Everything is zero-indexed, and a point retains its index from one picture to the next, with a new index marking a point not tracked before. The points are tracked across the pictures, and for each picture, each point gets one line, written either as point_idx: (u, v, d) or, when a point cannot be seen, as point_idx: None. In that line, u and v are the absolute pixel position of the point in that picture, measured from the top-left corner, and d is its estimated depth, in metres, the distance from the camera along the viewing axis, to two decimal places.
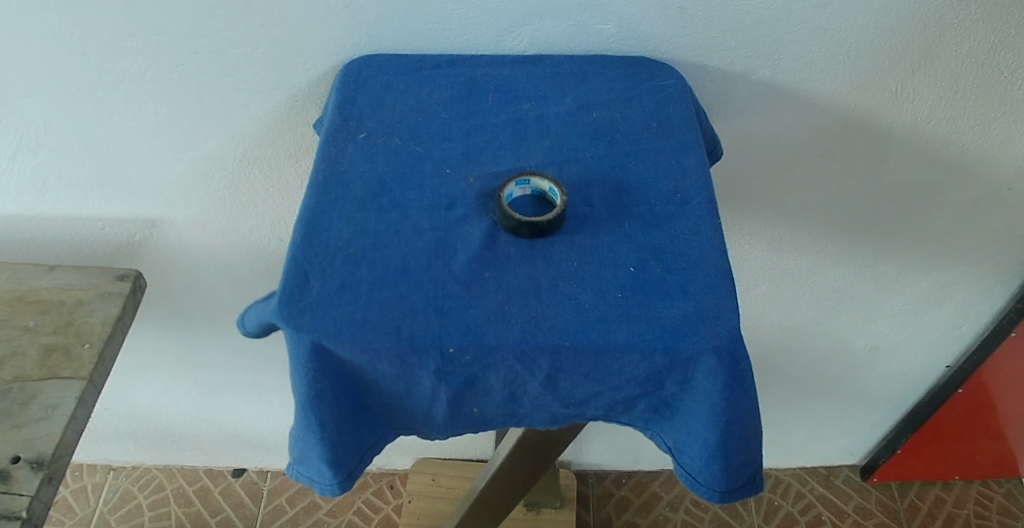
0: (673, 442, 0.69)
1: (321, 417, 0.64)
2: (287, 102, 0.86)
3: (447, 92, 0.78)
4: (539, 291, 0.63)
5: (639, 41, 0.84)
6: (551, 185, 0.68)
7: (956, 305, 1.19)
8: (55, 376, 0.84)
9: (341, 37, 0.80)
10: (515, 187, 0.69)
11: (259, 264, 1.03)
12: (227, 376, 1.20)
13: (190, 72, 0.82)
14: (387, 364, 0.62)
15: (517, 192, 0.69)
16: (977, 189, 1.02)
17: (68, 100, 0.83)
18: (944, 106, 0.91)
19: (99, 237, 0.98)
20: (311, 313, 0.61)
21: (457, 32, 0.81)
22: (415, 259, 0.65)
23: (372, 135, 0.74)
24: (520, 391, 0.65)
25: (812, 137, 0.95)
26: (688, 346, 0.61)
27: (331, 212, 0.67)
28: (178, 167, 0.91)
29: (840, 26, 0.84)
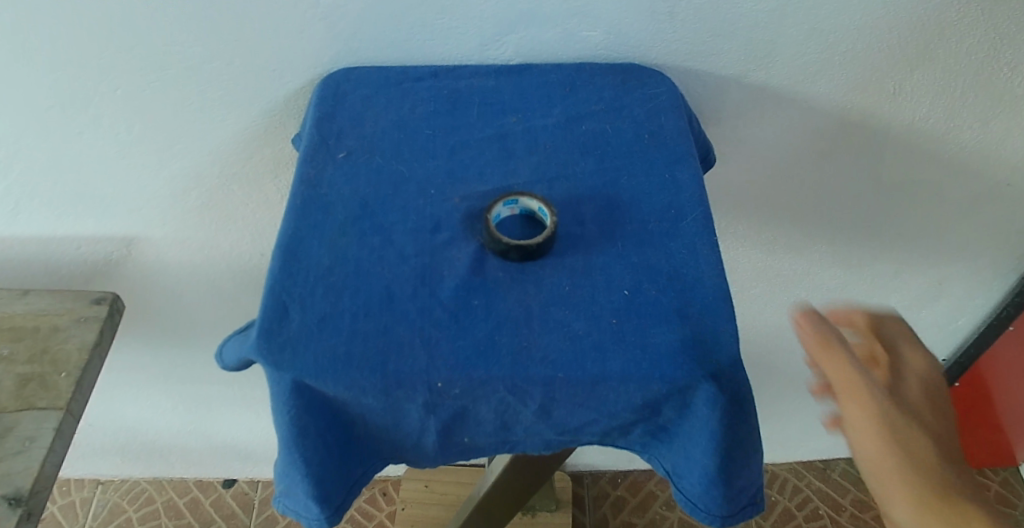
0: (672, 466, 0.67)
1: (306, 453, 0.62)
2: (264, 116, 0.82)
3: (431, 106, 0.76)
4: (529, 320, 0.61)
5: (628, 47, 0.81)
6: (541, 205, 0.66)
7: (954, 300, 1.17)
8: (31, 406, 0.81)
9: (320, 50, 0.78)
10: (503, 207, 0.67)
11: (241, 278, 1.00)
12: (214, 390, 1.18)
13: (164, 89, 0.79)
14: (373, 399, 0.59)
15: (505, 212, 0.67)
16: (974, 186, 1.00)
17: (36, 119, 0.80)
18: (942, 105, 0.89)
19: (75, 256, 0.95)
20: (291, 349, 0.58)
21: (439, 42, 0.79)
22: (400, 287, 0.62)
23: (353, 153, 0.71)
24: (513, 420, 0.63)
25: (806, 138, 0.93)
26: (686, 374, 0.59)
27: (311, 238, 0.64)
28: (154, 184, 0.88)
29: (834, 28, 0.81)
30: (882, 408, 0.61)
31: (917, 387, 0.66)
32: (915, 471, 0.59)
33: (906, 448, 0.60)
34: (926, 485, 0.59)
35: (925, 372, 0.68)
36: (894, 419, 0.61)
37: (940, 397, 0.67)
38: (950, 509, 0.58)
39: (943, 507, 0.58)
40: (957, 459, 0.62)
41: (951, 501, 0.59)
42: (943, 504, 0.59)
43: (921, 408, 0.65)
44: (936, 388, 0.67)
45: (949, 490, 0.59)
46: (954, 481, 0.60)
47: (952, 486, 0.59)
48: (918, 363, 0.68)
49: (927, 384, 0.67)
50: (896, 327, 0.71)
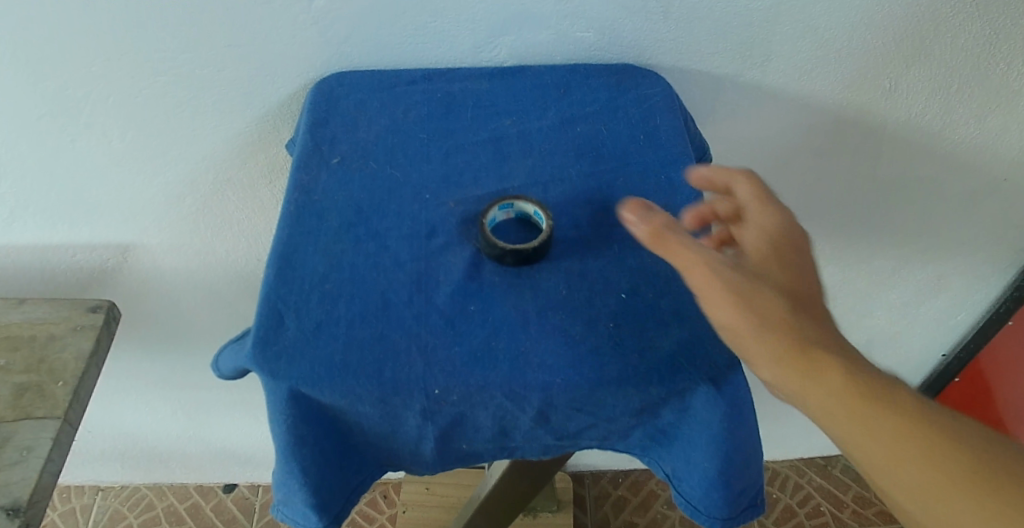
0: (671, 470, 0.67)
1: (303, 462, 0.61)
2: (258, 121, 0.82)
3: (424, 109, 0.75)
4: (526, 325, 0.61)
5: (621, 47, 0.81)
6: (537, 209, 0.66)
7: (952, 296, 1.17)
8: (28, 416, 0.81)
9: (312, 55, 0.77)
10: (498, 211, 0.66)
11: (238, 283, 1.00)
12: (212, 395, 1.17)
13: (156, 95, 0.79)
14: (369, 407, 0.59)
15: (500, 216, 0.67)
16: (971, 181, 0.99)
17: (28, 127, 0.80)
18: (938, 101, 0.89)
19: (70, 264, 0.95)
20: (286, 358, 0.58)
21: (432, 45, 0.78)
22: (396, 293, 0.62)
23: (346, 159, 0.70)
24: (511, 426, 0.62)
25: (802, 136, 0.93)
26: (684, 378, 0.59)
27: (305, 246, 0.64)
28: (148, 191, 0.88)
29: (829, 26, 0.81)
30: (719, 275, 0.56)
31: (763, 247, 0.60)
32: (768, 340, 0.54)
33: (767, 325, 0.54)
34: (788, 357, 0.53)
35: (776, 225, 0.61)
36: (737, 285, 0.56)
37: (799, 247, 0.60)
38: (828, 385, 0.52)
39: (806, 382, 0.53)
40: (822, 318, 0.56)
41: (814, 372, 0.53)
42: (825, 379, 0.52)
43: (766, 265, 0.59)
44: (795, 240, 0.61)
45: (818, 363, 0.53)
46: (825, 350, 0.53)
47: (819, 356, 0.53)
48: (763, 218, 0.61)
49: (777, 241, 0.60)
50: (744, 185, 0.63)
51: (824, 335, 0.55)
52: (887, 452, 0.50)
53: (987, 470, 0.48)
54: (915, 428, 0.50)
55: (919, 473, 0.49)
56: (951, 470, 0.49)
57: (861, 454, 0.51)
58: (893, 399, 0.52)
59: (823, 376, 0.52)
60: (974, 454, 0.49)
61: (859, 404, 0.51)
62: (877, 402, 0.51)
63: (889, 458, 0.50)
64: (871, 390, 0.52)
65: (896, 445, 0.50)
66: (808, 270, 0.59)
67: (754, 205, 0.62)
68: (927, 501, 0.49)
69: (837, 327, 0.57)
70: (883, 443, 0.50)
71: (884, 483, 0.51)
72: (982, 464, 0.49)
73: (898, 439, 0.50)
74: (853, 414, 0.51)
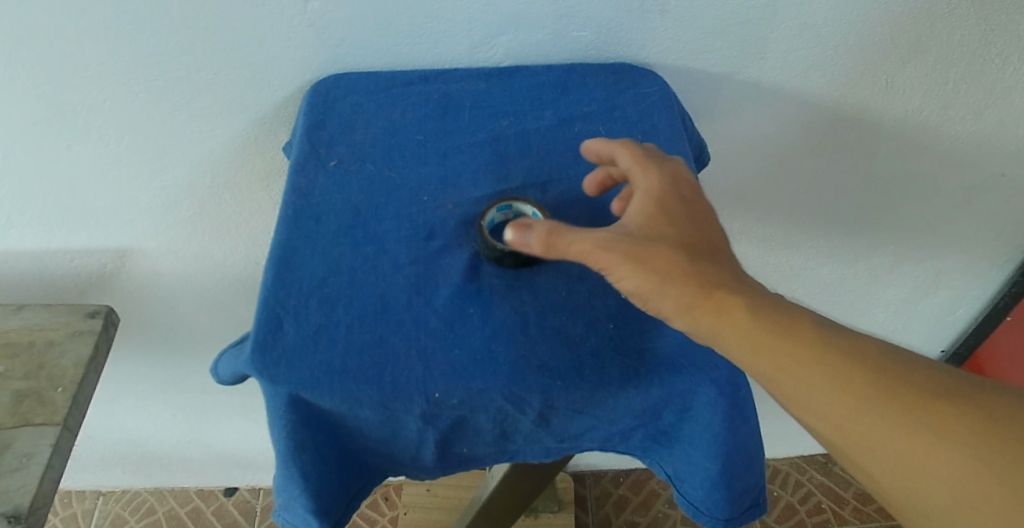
0: (673, 470, 0.67)
1: (304, 466, 0.61)
2: (255, 125, 0.82)
3: (421, 111, 0.75)
4: (526, 327, 0.60)
5: (618, 47, 0.81)
6: (535, 210, 0.66)
7: (951, 292, 1.17)
8: (27, 422, 0.81)
9: (309, 57, 0.77)
10: (497, 213, 0.66)
11: (236, 287, 0.99)
12: (212, 399, 1.17)
13: (152, 100, 0.78)
14: (370, 411, 0.59)
15: (499, 218, 0.66)
16: (969, 177, 0.99)
17: (24, 133, 0.79)
18: (936, 96, 0.89)
19: (68, 270, 0.95)
20: (285, 362, 0.58)
21: (429, 45, 0.78)
22: (395, 296, 0.62)
23: (344, 161, 0.70)
24: (512, 428, 0.62)
25: (800, 134, 0.93)
26: (684, 378, 0.59)
27: (304, 249, 0.64)
28: (145, 196, 0.88)
29: (826, 22, 0.81)
30: (603, 245, 0.57)
31: (646, 208, 0.59)
32: (669, 292, 0.55)
33: (667, 278, 0.55)
34: (695, 304, 0.54)
35: (658, 185, 0.60)
36: (624, 250, 0.56)
37: (686, 202, 0.60)
38: (765, 342, 0.53)
39: (715, 327, 0.54)
40: (716, 265, 0.57)
41: (722, 318, 0.54)
42: (766, 338, 0.53)
43: (653, 226, 0.58)
44: (682, 195, 0.60)
45: (727, 309, 0.54)
46: (736, 296, 0.55)
47: (723, 301, 0.54)
48: (646, 181, 0.60)
49: (661, 200, 0.59)
50: (624, 154, 0.63)
51: (733, 283, 0.56)
52: (841, 402, 0.51)
53: (936, 403, 0.49)
54: (861, 373, 0.51)
55: (875, 417, 0.50)
56: (904, 409, 0.50)
57: (816, 411, 0.52)
58: (837, 350, 0.52)
59: (748, 325, 0.53)
60: (921, 389, 0.50)
61: (806, 360, 0.52)
62: (823, 354, 0.52)
63: (843, 407, 0.51)
64: (816, 344, 0.53)
65: (848, 394, 0.51)
66: (698, 221, 0.59)
67: (636, 169, 0.61)
68: (888, 443, 0.50)
69: (741, 273, 0.58)
70: (832, 392, 0.51)
71: (843, 436, 0.51)
72: (929, 395, 0.50)
73: (848, 387, 0.51)
74: (802, 370, 0.52)
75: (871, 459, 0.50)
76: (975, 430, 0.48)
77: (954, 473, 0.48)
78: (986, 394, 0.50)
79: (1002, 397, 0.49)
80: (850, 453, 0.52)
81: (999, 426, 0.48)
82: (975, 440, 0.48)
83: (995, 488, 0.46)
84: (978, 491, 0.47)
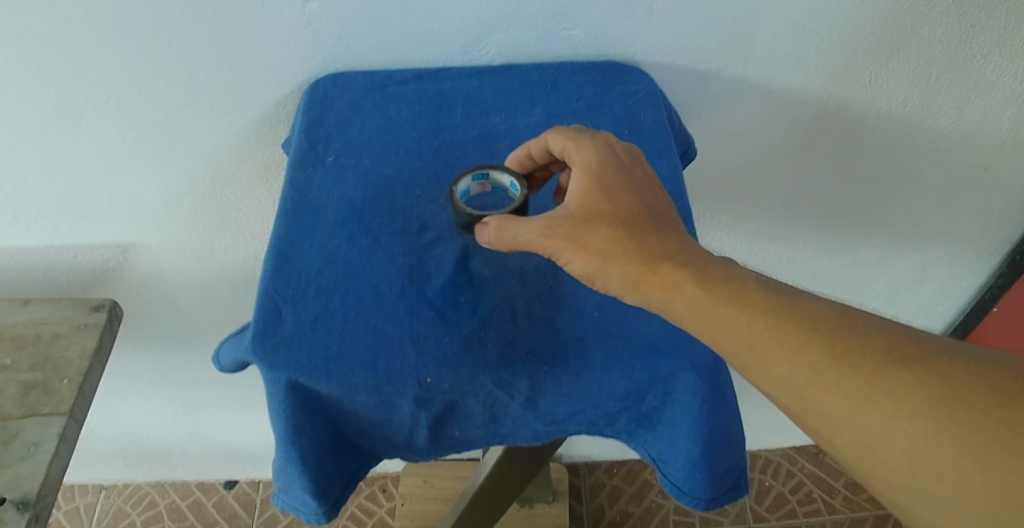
0: (657, 453, 0.70)
1: (303, 450, 0.64)
2: (255, 123, 0.85)
3: (415, 108, 0.78)
4: (515, 314, 0.63)
5: (607, 45, 0.83)
6: (513, 180, 0.68)
7: (938, 283, 1.20)
8: (35, 413, 0.83)
9: (307, 56, 0.79)
10: (474, 181, 0.69)
11: (236, 282, 1.02)
12: (213, 393, 1.20)
13: (155, 98, 0.81)
14: (365, 396, 0.61)
15: (475, 186, 0.69)
16: (954, 170, 1.02)
17: (31, 131, 0.82)
18: (918, 92, 0.91)
19: (73, 265, 0.97)
20: (285, 349, 0.60)
21: (423, 45, 0.81)
22: (389, 286, 0.64)
23: (341, 157, 0.73)
24: (501, 413, 0.65)
25: (786, 129, 0.95)
26: (667, 364, 0.61)
27: (302, 242, 0.66)
28: (148, 193, 0.90)
29: (810, 20, 0.83)
30: (541, 234, 0.60)
31: (586, 184, 0.63)
32: (619, 274, 0.59)
33: (613, 259, 0.59)
34: (642, 282, 0.58)
35: (593, 157, 0.64)
36: (566, 236, 0.60)
37: (623, 170, 0.64)
38: (715, 314, 0.56)
39: (665, 302, 0.57)
40: (659, 233, 0.60)
41: (671, 293, 0.57)
42: (718, 310, 0.56)
43: (594, 203, 0.62)
44: (619, 162, 0.64)
45: (674, 282, 0.57)
46: (681, 268, 0.58)
47: (670, 277, 0.58)
48: (583, 156, 0.64)
49: (600, 172, 0.63)
50: (556, 136, 0.66)
51: (676, 251, 0.59)
52: (801, 374, 0.54)
53: (896, 370, 0.53)
54: (818, 343, 0.54)
55: (834, 387, 0.53)
56: (863, 377, 0.53)
57: (779, 382, 0.55)
58: (791, 322, 0.56)
59: (697, 296, 0.57)
60: (876, 354, 0.54)
61: (764, 331, 0.55)
62: (779, 324, 0.56)
63: (804, 379, 0.54)
64: (771, 319, 0.56)
65: (806, 365, 0.54)
66: (639, 191, 0.63)
67: (571, 145, 0.65)
68: (847, 411, 0.53)
69: (684, 236, 0.61)
70: (791, 363, 0.55)
71: (804, 407, 0.55)
72: (885, 361, 0.53)
73: (805, 356, 0.54)
74: (760, 342, 0.55)
75: (835, 427, 0.54)
76: (932, 397, 0.52)
77: (918, 439, 0.51)
78: (939, 357, 0.53)
79: (961, 360, 0.53)
80: (814, 422, 0.55)
81: (956, 391, 0.51)
82: (932, 405, 0.51)
83: (956, 452, 0.50)
84: (935, 451, 0.51)
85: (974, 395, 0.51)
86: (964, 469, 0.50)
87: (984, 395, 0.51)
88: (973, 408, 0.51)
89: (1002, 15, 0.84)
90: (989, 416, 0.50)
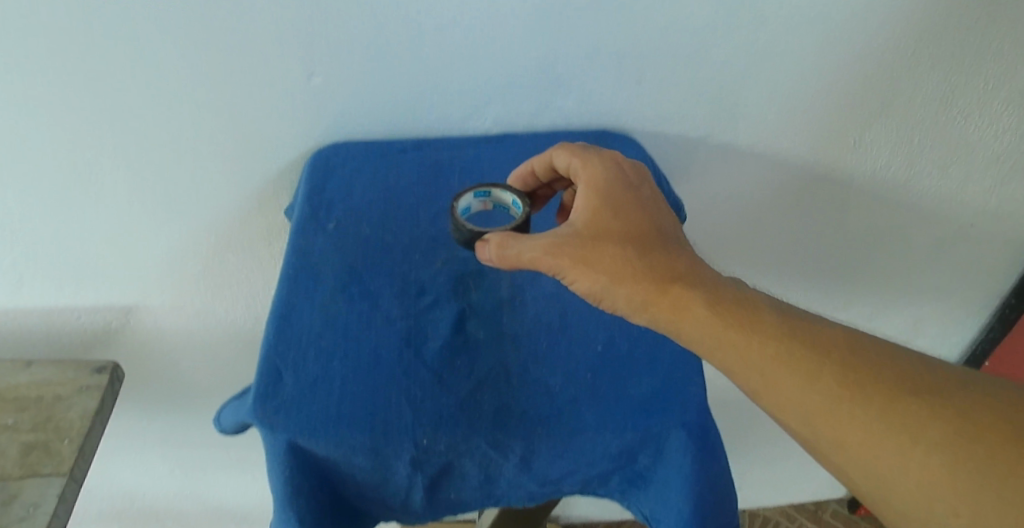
0: (650, 511, 0.70)
1: (301, 513, 0.64)
2: (260, 189, 0.88)
3: (414, 177, 0.81)
4: (509, 377, 0.66)
5: (598, 114, 0.87)
6: (515, 198, 0.73)
7: (928, 339, 1.22)
8: (35, 473, 0.84)
9: (311, 126, 0.83)
10: (476, 199, 0.73)
11: (236, 342, 1.04)
12: (209, 453, 1.20)
13: (165, 165, 0.84)
14: (363, 457, 0.62)
15: (476, 202, 0.74)
16: (938, 229, 1.05)
17: (43, 197, 0.84)
18: (901, 153, 0.95)
19: (76, 327, 0.99)
20: (286, 411, 0.62)
21: (423, 115, 0.84)
22: (387, 349, 0.66)
23: (342, 224, 0.75)
24: (496, 473, 0.66)
25: (773, 192, 0.99)
26: (658, 422, 0.64)
27: (303, 306, 0.68)
28: (153, 256, 0.93)
29: (794, 87, 0.87)
30: (546, 251, 0.64)
31: (593, 203, 0.68)
32: (628, 294, 0.63)
33: (623, 278, 0.64)
34: (653, 303, 0.63)
35: (598, 174, 0.69)
36: (572, 255, 0.64)
37: (630, 190, 0.69)
38: (726, 338, 0.61)
39: (676, 323, 0.62)
40: (667, 254, 0.65)
41: (681, 314, 0.62)
42: (729, 334, 0.61)
43: (602, 222, 0.67)
44: (625, 181, 0.70)
45: (683, 304, 0.62)
46: (690, 290, 0.63)
47: (680, 298, 0.62)
48: (589, 174, 0.69)
49: (604, 190, 0.69)
50: (560, 152, 0.71)
51: (685, 274, 0.64)
52: (814, 401, 0.58)
53: (908, 400, 0.57)
54: (830, 370, 0.59)
55: (849, 415, 0.57)
56: (876, 406, 0.57)
57: (790, 407, 0.59)
58: (804, 350, 0.60)
59: (706, 318, 0.62)
60: (888, 383, 0.58)
61: (778, 359, 0.60)
62: (791, 350, 0.60)
63: (817, 406, 0.58)
64: (783, 347, 0.60)
65: (819, 393, 0.58)
66: (647, 213, 0.68)
67: (576, 162, 0.70)
68: (860, 438, 0.57)
69: (692, 256, 0.67)
70: (804, 389, 0.59)
71: (818, 434, 0.59)
72: (897, 391, 0.57)
73: (817, 384, 0.59)
74: (771, 368, 0.60)
75: (847, 454, 0.58)
76: (945, 429, 0.55)
77: (932, 469, 0.55)
78: (949, 389, 0.58)
79: (969, 393, 0.57)
80: (827, 449, 0.59)
81: (968, 424, 0.55)
82: (945, 437, 0.55)
83: (969, 484, 0.54)
84: (950, 484, 0.54)
85: (985, 429, 0.55)
86: (976, 500, 0.53)
87: (995, 428, 0.55)
88: (985, 442, 0.54)
89: (979, 79, 0.88)
90: (1002, 450, 0.54)
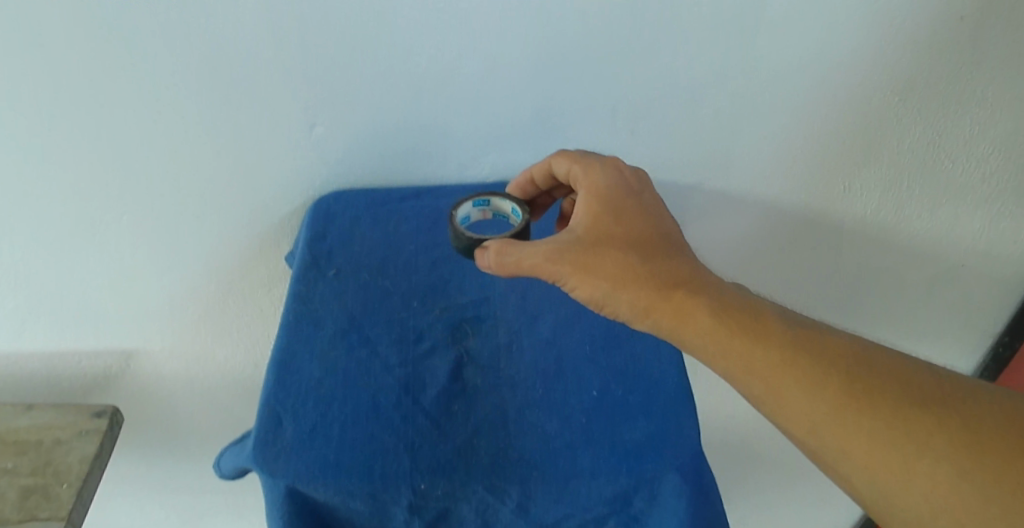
0: None
1: None
2: (262, 236, 0.90)
3: (413, 224, 0.81)
4: (506, 422, 0.68)
5: None
6: (515, 207, 0.76)
7: None
8: (33, 517, 0.84)
9: (313, 175, 0.85)
10: (476, 207, 0.76)
11: (236, 387, 1.05)
12: (206, 499, 1.20)
13: (169, 213, 0.86)
14: (361, 503, 0.63)
15: (475, 211, 0.76)
16: (929, 271, 1.07)
17: (48, 245, 0.86)
18: (890, 197, 0.97)
19: (77, 372, 1.00)
20: (285, 457, 0.62)
21: (422, 164, 0.87)
22: (385, 396, 0.68)
23: (341, 271, 0.77)
24: (493, 518, 0.66)
25: (765, 237, 1.01)
26: (651, 466, 0.64)
27: (303, 353, 0.69)
28: (155, 302, 0.94)
29: (784, 135, 0.89)
30: (546, 257, 0.67)
31: (594, 210, 0.71)
32: (632, 300, 0.66)
33: (626, 284, 0.66)
34: (658, 309, 0.66)
35: (597, 183, 0.72)
36: (571, 261, 0.67)
37: (630, 198, 0.72)
38: (732, 347, 0.64)
39: (681, 330, 0.65)
40: (667, 260, 0.68)
41: (684, 320, 0.65)
42: (734, 342, 0.64)
43: (603, 228, 0.70)
44: (624, 187, 0.73)
45: (688, 311, 0.65)
46: (694, 297, 0.66)
47: (684, 306, 0.65)
48: (591, 182, 0.73)
49: (602, 195, 0.72)
50: (559, 160, 0.75)
51: (689, 280, 0.67)
52: (820, 411, 0.62)
53: (915, 411, 0.61)
54: (835, 381, 0.62)
55: (855, 425, 0.61)
56: (881, 416, 0.61)
57: (795, 417, 0.63)
58: (807, 361, 0.63)
59: (710, 325, 0.65)
60: (893, 393, 0.61)
61: (784, 369, 0.63)
62: (795, 359, 0.63)
63: (823, 416, 0.62)
64: (787, 357, 0.63)
65: (824, 403, 0.62)
66: (648, 220, 0.71)
67: (576, 169, 0.74)
68: (865, 448, 0.61)
69: (692, 262, 0.69)
70: (810, 399, 0.62)
71: (823, 443, 0.62)
72: (904, 402, 0.61)
73: (822, 395, 0.62)
74: (776, 377, 0.63)
75: (851, 463, 0.61)
76: (951, 440, 0.59)
77: (937, 480, 0.59)
78: (952, 398, 0.61)
79: (971, 402, 0.61)
80: (831, 457, 0.62)
81: (972, 436, 0.59)
82: (951, 448, 0.59)
83: (971, 495, 0.58)
84: (954, 493, 0.58)
85: (988, 441, 0.59)
86: (977, 510, 0.58)
87: (996, 440, 0.59)
88: (988, 454, 0.59)
89: (966, 124, 0.90)
90: (1003, 462, 0.58)
